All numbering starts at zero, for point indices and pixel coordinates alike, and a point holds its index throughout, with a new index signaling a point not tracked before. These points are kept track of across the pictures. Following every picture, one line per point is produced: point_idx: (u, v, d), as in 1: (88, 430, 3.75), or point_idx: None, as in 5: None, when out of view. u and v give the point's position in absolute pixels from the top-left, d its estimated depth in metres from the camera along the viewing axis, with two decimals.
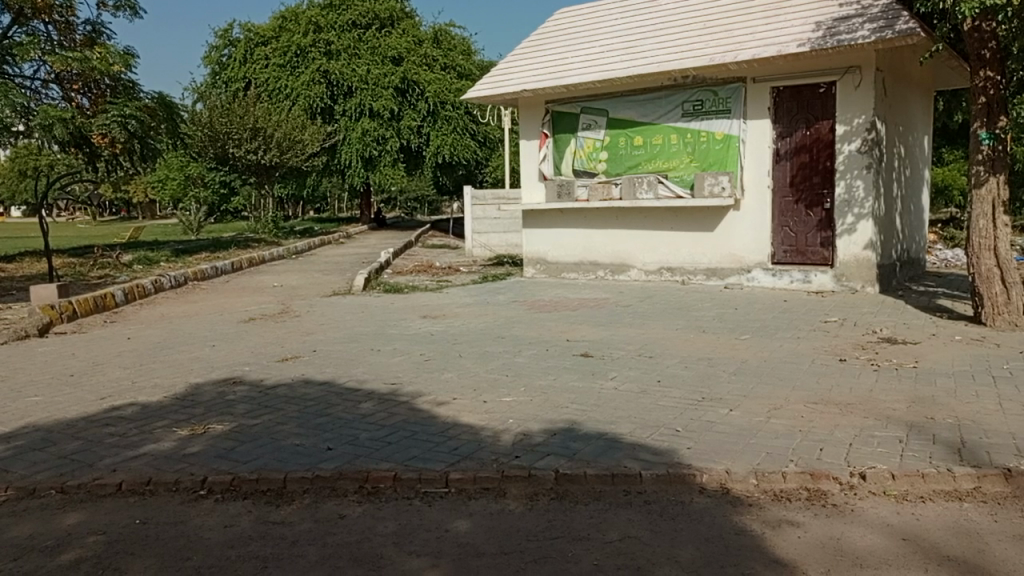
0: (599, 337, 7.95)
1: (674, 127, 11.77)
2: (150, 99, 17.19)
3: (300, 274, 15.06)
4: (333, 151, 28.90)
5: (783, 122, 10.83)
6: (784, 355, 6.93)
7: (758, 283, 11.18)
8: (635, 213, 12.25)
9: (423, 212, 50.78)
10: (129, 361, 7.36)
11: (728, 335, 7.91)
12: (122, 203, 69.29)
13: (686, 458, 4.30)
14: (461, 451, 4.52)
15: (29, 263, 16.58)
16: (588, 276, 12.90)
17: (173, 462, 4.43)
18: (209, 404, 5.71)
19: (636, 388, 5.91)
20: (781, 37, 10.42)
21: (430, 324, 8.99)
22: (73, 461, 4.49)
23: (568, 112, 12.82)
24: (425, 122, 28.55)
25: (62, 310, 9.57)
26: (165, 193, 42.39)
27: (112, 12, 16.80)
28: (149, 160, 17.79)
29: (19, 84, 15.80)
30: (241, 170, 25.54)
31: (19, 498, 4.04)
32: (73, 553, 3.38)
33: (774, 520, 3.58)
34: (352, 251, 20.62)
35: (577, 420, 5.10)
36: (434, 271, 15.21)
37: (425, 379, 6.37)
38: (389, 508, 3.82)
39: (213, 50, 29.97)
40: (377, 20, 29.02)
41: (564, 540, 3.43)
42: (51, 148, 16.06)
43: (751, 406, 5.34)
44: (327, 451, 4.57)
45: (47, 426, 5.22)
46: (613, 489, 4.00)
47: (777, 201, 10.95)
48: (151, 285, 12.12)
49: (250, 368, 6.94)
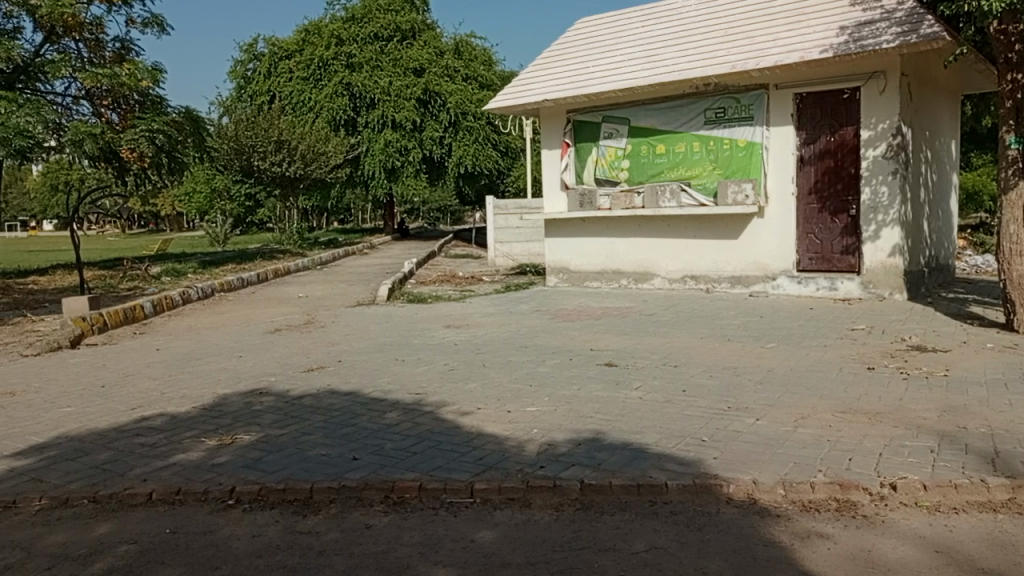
0: (622, 347, 7.90)
1: (696, 135, 11.74)
2: (176, 113, 17.51)
3: (324, 285, 15.18)
4: (357, 162, 29.14)
5: (807, 128, 10.76)
6: (812, 364, 6.86)
7: (784, 291, 11.07)
8: (659, 222, 12.18)
9: (445, 220, 51.06)
10: (157, 372, 7.45)
11: (754, 343, 7.84)
12: (149, 216, 70.43)
13: (712, 468, 4.26)
14: (486, 461, 4.52)
15: (61, 276, 16.94)
16: (611, 284, 12.85)
17: (202, 472, 4.49)
18: (237, 414, 5.77)
19: (661, 398, 5.87)
20: (804, 43, 10.35)
21: (454, 334, 9.00)
22: (105, 471, 4.56)
23: (589, 121, 12.84)
24: (447, 133, 28.67)
25: (93, 322, 9.73)
26: (191, 206, 42.77)
27: (140, 29, 17.15)
28: (177, 173, 18.17)
29: (51, 101, 16.25)
30: (267, 182, 25.84)
31: (53, 507, 4.11)
32: (106, 562, 3.43)
33: (802, 532, 3.54)
34: (376, 262, 20.80)
35: (602, 430, 5.07)
36: (458, 280, 15.27)
37: (449, 389, 6.38)
38: (414, 518, 3.83)
39: (238, 64, 30.27)
40: (398, 32, 29.32)
41: (591, 550, 3.42)
42: (82, 164, 16.40)
43: (777, 415, 5.30)
44: (352, 461, 4.60)
45: (79, 436, 5.31)
46: (638, 499, 3.98)
47: (801, 207, 10.85)
48: (178, 296, 12.27)
49: (276, 378, 7.00)
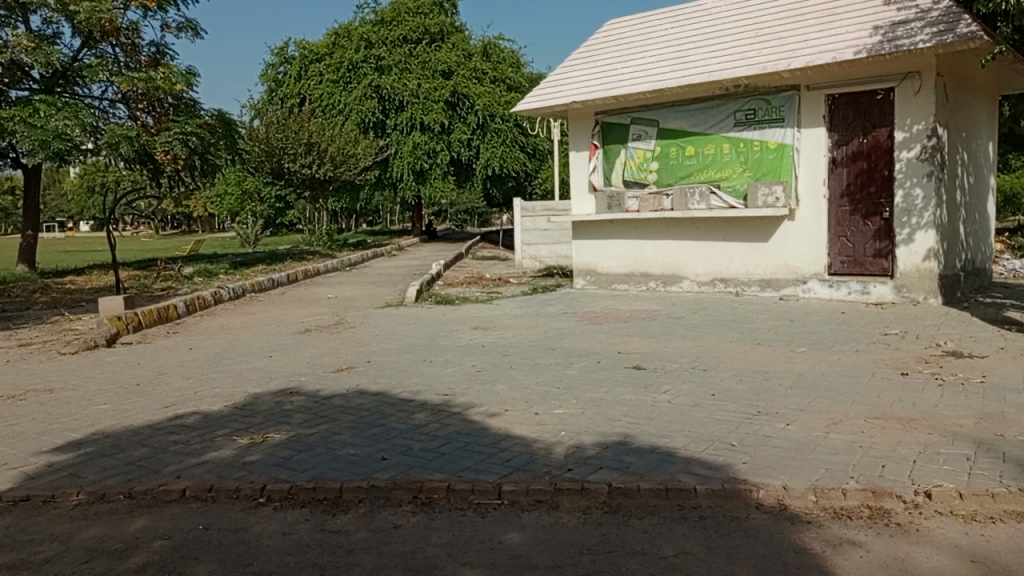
0: (651, 350, 7.86)
1: (726, 137, 11.65)
2: (209, 116, 17.80)
3: (353, 286, 15.32)
4: (385, 164, 29.35)
5: (839, 130, 10.62)
6: (843, 369, 6.77)
7: (815, 294, 10.94)
8: (688, 224, 12.11)
9: (472, 222, 51.24)
10: (190, 371, 7.58)
11: (784, 348, 7.75)
12: (182, 217, 71.54)
13: (742, 473, 4.23)
14: (514, 462, 4.53)
15: (97, 275, 17.28)
16: (639, 287, 12.79)
17: (233, 470, 4.55)
18: (268, 413, 5.86)
19: (690, 402, 5.83)
20: (836, 44, 10.23)
21: (481, 336, 9.03)
22: (140, 467, 4.65)
23: (618, 123, 12.80)
24: (475, 135, 28.77)
25: (128, 321, 9.91)
26: (223, 208, 43.37)
27: (175, 33, 17.46)
28: (209, 175, 18.48)
29: (88, 104, 16.62)
30: (297, 184, 26.13)
31: (90, 502, 4.20)
32: (141, 557, 3.50)
33: (834, 539, 3.50)
34: (404, 263, 20.96)
35: (630, 433, 5.06)
36: (485, 282, 15.31)
37: (477, 390, 6.40)
38: (442, 519, 3.85)
39: (270, 67, 30.63)
40: (427, 35, 29.50)
41: (618, 554, 3.41)
42: (117, 166, 16.75)
43: (808, 420, 5.24)
44: (381, 461, 4.64)
45: (115, 432, 5.42)
46: (666, 503, 3.96)
47: (833, 210, 10.71)
48: (210, 296, 12.47)
49: (306, 378, 7.09)
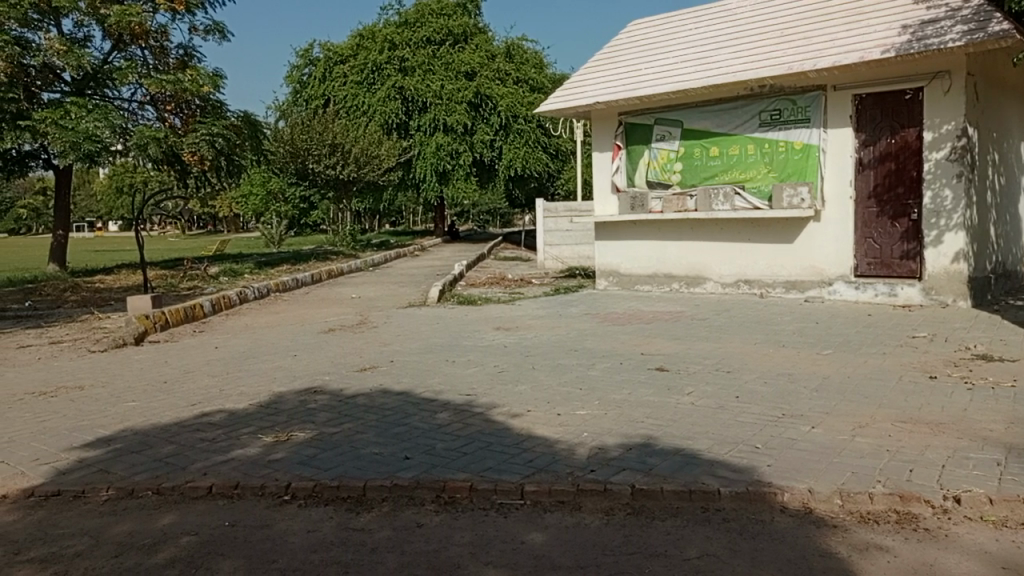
0: (674, 352, 7.81)
1: (751, 138, 11.57)
2: (235, 117, 18.00)
3: (376, 286, 15.42)
4: (408, 165, 29.49)
5: (867, 130, 10.49)
6: (870, 371, 6.69)
7: (841, 296, 10.83)
8: (712, 225, 12.03)
9: (494, 223, 51.35)
10: (216, 369, 7.67)
11: (809, 350, 7.68)
12: (207, 217, 72.42)
13: (766, 476, 4.20)
14: (536, 463, 4.53)
15: (125, 275, 17.55)
16: (662, 288, 12.73)
17: (259, 467, 4.60)
18: (293, 412, 5.91)
19: (713, 404, 5.80)
20: (864, 43, 10.11)
21: (503, 336, 9.04)
22: (167, 464, 4.72)
23: (641, 123, 12.75)
24: (498, 136, 28.80)
25: (156, 320, 10.06)
26: (248, 209, 43.83)
27: (202, 36, 17.69)
28: (235, 176, 18.70)
29: (118, 106, 16.89)
30: (321, 184, 26.34)
31: (119, 497, 4.27)
32: (169, 552, 3.55)
33: (860, 544, 3.46)
34: (427, 263, 21.06)
35: (653, 435, 5.04)
36: (507, 283, 15.32)
37: (499, 391, 6.41)
38: (465, 518, 3.87)
39: (295, 69, 30.91)
40: (451, 36, 29.61)
41: (641, 556, 3.40)
42: (145, 167, 17.00)
43: (834, 423, 5.18)
44: (404, 460, 4.67)
45: (143, 429, 5.50)
46: (690, 505, 3.94)
47: (860, 211, 10.58)
48: (236, 296, 12.62)
49: (330, 377, 7.15)
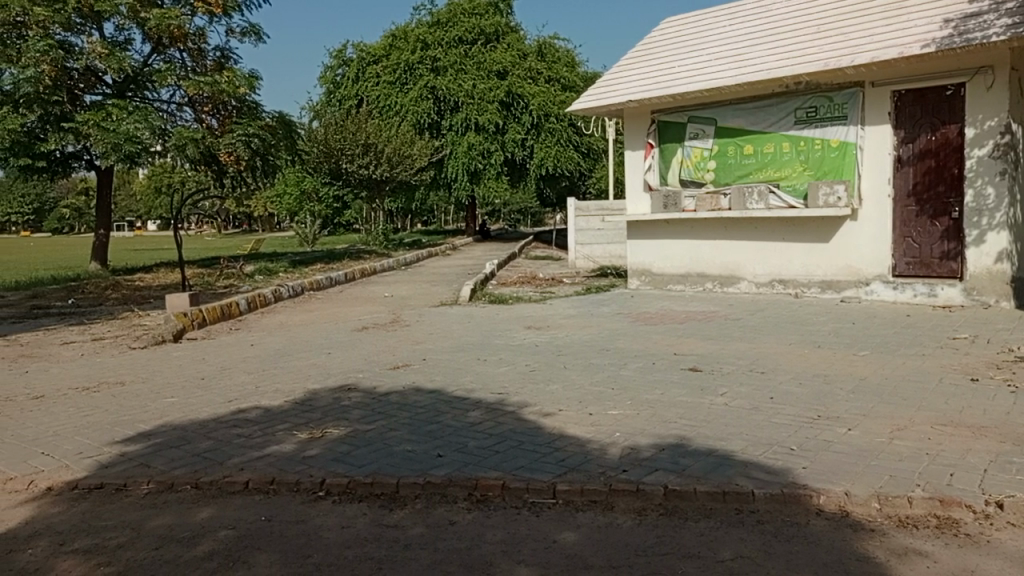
0: (708, 352, 7.75)
1: (786, 136, 11.43)
2: (270, 118, 18.27)
3: (409, 285, 15.52)
4: (440, 165, 29.63)
5: (905, 127, 10.29)
6: (908, 373, 6.57)
7: (878, 296, 10.65)
8: (746, 224, 11.90)
9: (525, 222, 51.40)
10: (252, 367, 7.79)
11: (845, 351, 7.57)
12: (243, 217, 73.53)
13: (801, 478, 4.15)
14: (568, 462, 4.53)
15: (163, 273, 17.89)
16: (695, 287, 12.63)
17: (294, 463, 4.67)
18: (327, 409, 5.99)
19: (747, 405, 5.74)
20: (904, 38, 9.91)
21: (535, 336, 9.05)
22: (205, 459, 4.81)
23: (674, 122, 12.66)
24: (529, 135, 28.80)
25: (193, 317, 10.26)
26: (282, 208, 44.39)
27: (239, 38, 17.97)
28: (270, 176, 18.98)
29: (157, 108, 17.24)
30: (354, 184, 26.59)
31: (159, 491, 4.36)
32: (207, 546, 3.62)
33: (899, 549, 3.40)
34: (458, 262, 21.15)
35: (686, 436, 5.01)
36: (538, 282, 15.31)
37: (531, 390, 6.42)
38: (497, 516, 3.88)
39: (329, 70, 31.21)
40: (483, 35, 29.68)
41: (674, 556, 3.38)
42: (183, 167, 17.35)
43: (871, 426, 5.10)
44: (436, 458, 4.70)
45: (181, 425, 5.61)
46: (723, 507, 3.91)
47: (898, 210, 10.38)
48: (271, 294, 12.80)
49: (363, 374, 7.22)
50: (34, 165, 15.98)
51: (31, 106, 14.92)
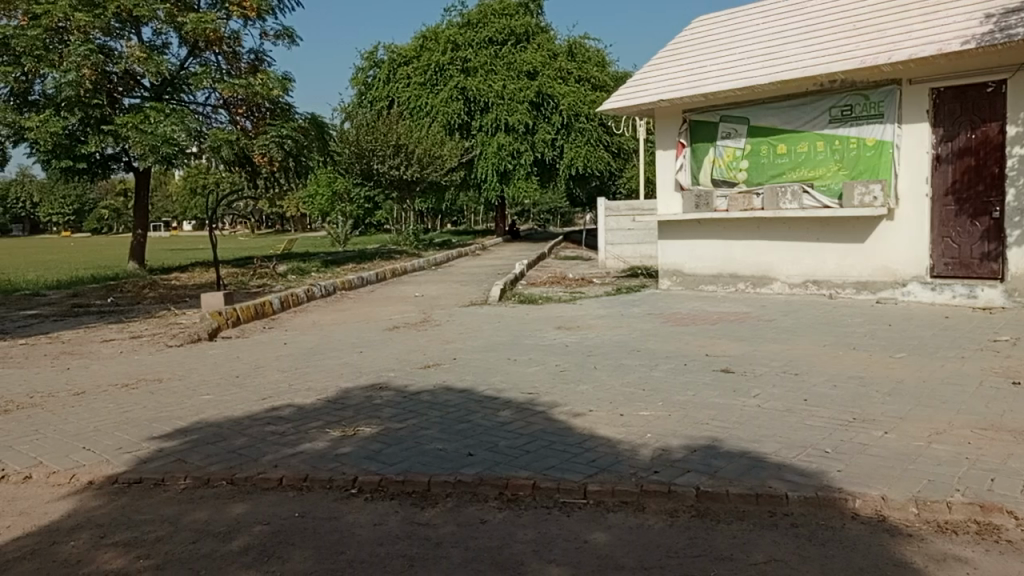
0: (740, 353, 7.67)
1: (820, 135, 11.27)
2: (303, 119, 18.49)
3: (439, 285, 15.59)
4: (470, 165, 29.72)
5: (944, 125, 10.09)
6: (947, 376, 6.44)
7: (915, 298, 10.45)
8: (779, 224, 11.76)
9: (555, 222, 51.35)
10: (285, 365, 7.89)
11: (881, 353, 7.44)
12: (276, 217, 74.47)
13: (837, 481, 4.09)
14: (599, 463, 4.52)
15: (199, 273, 18.19)
16: (727, 288, 12.51)
17: (327, 461, 4.72)
18: (359, 407, 6.04)
19: (781, 407, 5.67)
20: (943, 35, 9.71)
21: (565, 336, 9.04)
22: (240, 455, 4.89)
23: (706, 121, 12.55)
24: (559, 135, 28.76)
25: (228, 316, 10.42)
26: (314, 209, 44.87)
27: (272, 41, 18.20)
28: (303, 177, 19.21)
29: (193, 110, 17.55)
30: (385, 185, 26.81)
31: (196, 486, 4.44)
32: (242, 541, 3.68)
33: (937, 554, 3.33)
34: (488, 262, 21.21)
35: (718, 437, 4.96)
36: (568, 282, 15.28)
37: (561, 390, 6.42)
38: (528, 516, 3.89)
39: (360, 71, 31.46)
40: (513, 36, 29.72)
41: (706, 559, 3.35)
42: (218, 168, 17.64)
43: (909, 429, 5.01)
44: (467, 457, 4.72)
45: (217, 422, 5.70)
46: (756, 509, 3.87)
47: (937, 210, 10.18)
48: (303, 293, 12.95)
49: (395, 373, 7.28)
50: (74, 166, 16.36)
51: (72, 109, 15.30)
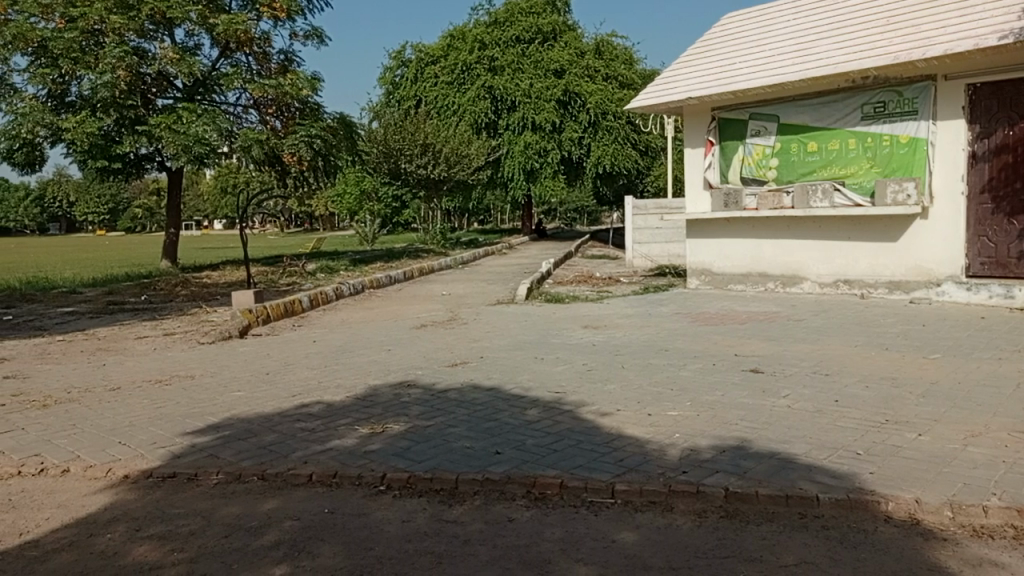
0: (769, 354, 7.59)
1: (852, 132, 11.11)
2: (332, 119, 18.66)
3: (466, 283, 15.64)
4: (497, 164, 29.76)
5: (981, 122, 9.89)
6: (983, 377, 6.32)
7: (950, 297, 10.26)
8: (810, 223, 11.62)
9: (581, 220, 51.20)
10: (314, 363, 7.97)
11: (914, 354, 7.31)
12: (305, 216, 75.21)
13: (868, 483, 4.03)
14: (627, 462, 4.51)
15: (230, 271, 18.44)
16: (756, 287, 12.39)
17: (356, 458, 4.76)
18: (387, 404, 6.09)
19: (811, 408, 5.60)
20: (979, 29, 9.52)
21: (592, 335, 9.01)
22: (271, 451, 4.95)
23: (735, 119, 12.45)
24: (586, 133, 28.66)
25: (258, 314, 10.55)
26: (342, 208, 45.22)
27: (302, 41, 18.38)
28: (331, 176, 19.38)
29: (224, 110, 17.80)
30: (413, 184, 26.96)
31: (228, 481, 4.51)
32: (273, 535, 3.73)
33: (973, 559, 3.27)
34: (515, 261, 21.20)
35: (747, 438, 4.92)
36: (595, 281, 15.23)
37: (588, 389, 6.41)
38: (556, 515, 3.89)
39: (388, 70, 31.64)
40: (540, 34, 29.68)
41: (735, 560, 3.33)
42: (248, 168, 17.86)
43: (944, 431, 4.92)
44: (495, 455, 4.73)
45: (248, 418, 5.79)
46: (786, 511, 3.83)
47: (973, 208, 9.98)
48: (332, 292, 13.07)
49: (422, 371, 7.32)
50: (110, 166, 16.68)
51: (107, 110, 15.60)
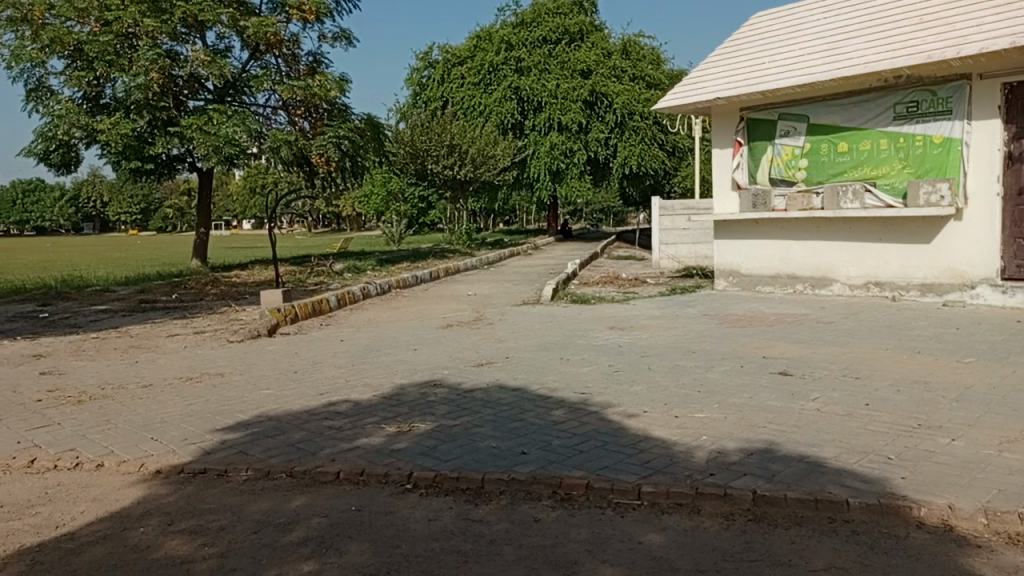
0: (798, 356, 7.50)
1: (884, 132, 10.94)
2: (359, 120, 18.80)
3: (492, 284, 15.67)
4: (523, 165, 29.78)
5: (1018, 121, 9.69)
6: (1019, 382, 6.18)
7: (984, 301, 10.06)
8: (840, 224, 11.46)
9: (608, 220, 51.02)
10: (341, 361, 8.04)
11: (948, 357, 7.18)
12: (333, 216, 75.84)
13: (900, 488, 3.97)
14: (654, 464, 4.48)
15: (259, 270, 18.65)
16: (785, 289, 12.25)
17: (383, 456, 4.80)
18: (414, 403, 6.13)
19: (841, 411, 5.53)
20: (1016, 27, 9.32)
21: (618, 336, 8.98)
22: (300, 449, 5.01)
23: (764, 119, 12.33)
24: (613, 133, 28.56)
25: (286, 313, 10.66)
26: (369, 208, 45.51)
27: (330, 42, 18.54)
28: (359, 176, 19.52)
29: (254, 112, 18.02)
30: (439, 184, 27.10)
31: (257, 478, 4.57)
32: (302, 532, 3.77)
33: (1008, 566, 3.21)
34: (540, 262, 21.19)
35: (776, 441, 4.88)
36: (621, 282, 15.17)
37: (614, 390, 6.39)
38: (582, 515, 3.88)
39: (415, 71, 31.80)
40: (567, 34, 29.64)
41: (763, 563, 3.30)
42: (277, 168, 18.05)
43: (978, 436, 4.82)
44: (521, 455, 4.74)
45: (277, 416, 5.86)
46: (816, 515, 3.79)
47: (1008, 210, 9.78)
48: (359, 291, 13.17)
49: (449, 371, 7.34)
50: (143, 167, 16.97)
51: (140, 112, 15.88)
